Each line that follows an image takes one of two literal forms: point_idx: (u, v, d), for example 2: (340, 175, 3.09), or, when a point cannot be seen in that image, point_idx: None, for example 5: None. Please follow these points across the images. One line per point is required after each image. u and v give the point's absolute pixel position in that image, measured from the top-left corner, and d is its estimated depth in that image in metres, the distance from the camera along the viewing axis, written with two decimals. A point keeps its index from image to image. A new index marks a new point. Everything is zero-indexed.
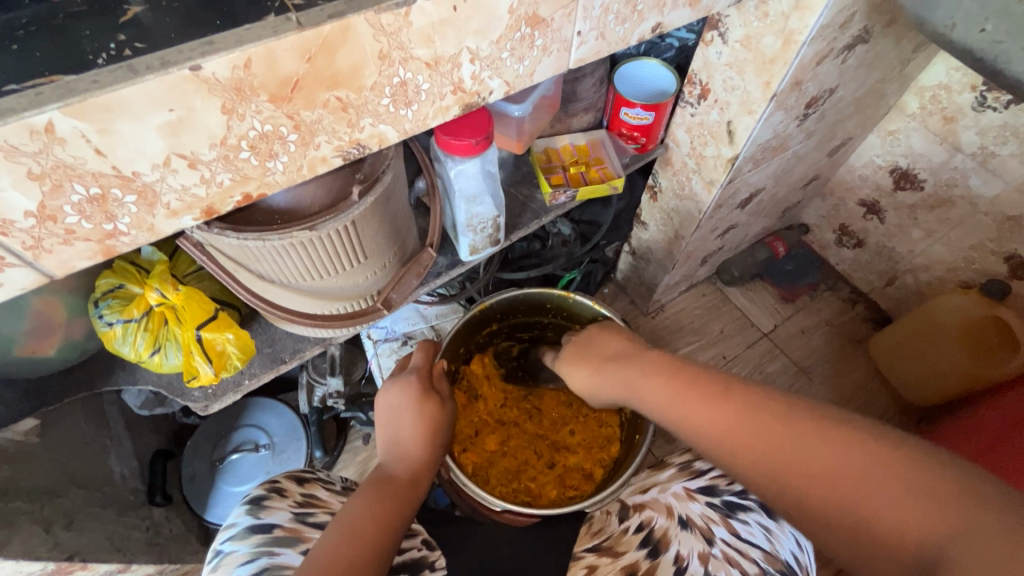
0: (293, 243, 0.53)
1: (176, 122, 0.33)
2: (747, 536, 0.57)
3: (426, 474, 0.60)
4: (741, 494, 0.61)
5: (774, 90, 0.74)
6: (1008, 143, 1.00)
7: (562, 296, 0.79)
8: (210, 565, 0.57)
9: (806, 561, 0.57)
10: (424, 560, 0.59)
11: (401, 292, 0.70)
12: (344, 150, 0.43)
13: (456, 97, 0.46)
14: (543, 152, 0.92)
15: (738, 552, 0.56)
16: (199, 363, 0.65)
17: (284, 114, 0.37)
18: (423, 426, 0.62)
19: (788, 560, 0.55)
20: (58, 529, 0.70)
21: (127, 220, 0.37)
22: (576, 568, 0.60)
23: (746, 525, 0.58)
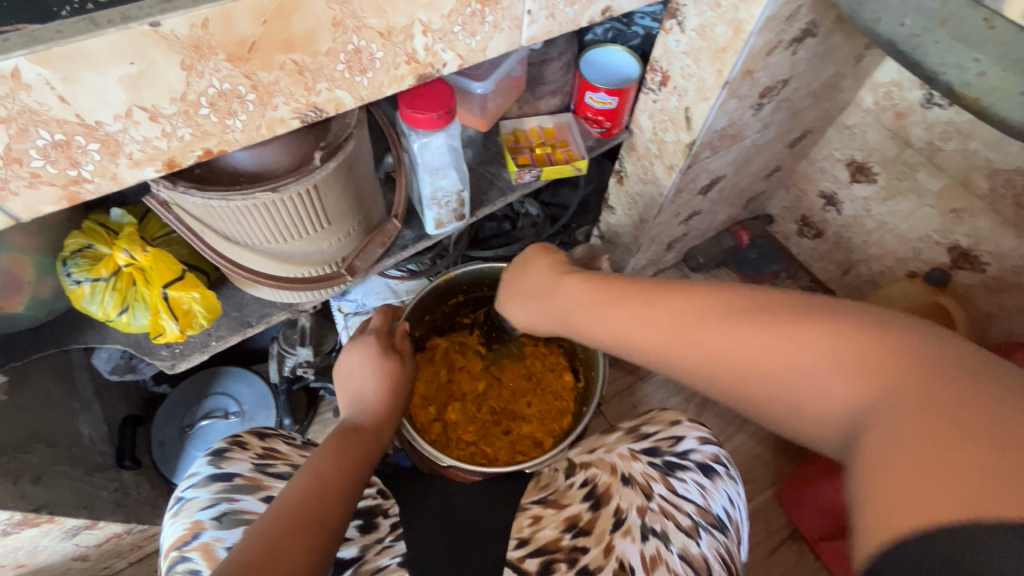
0: (257, 204, 0.56)
1: (138, 75, 0.36)
2: (682, 492, 0.63)
3: (388, 424, 0.64)
4: (681, 456, 0.67)
5: (726, 77, 0.78)
6: (952, 139, 1.05)
7: None
8: (170, 511, 0.59)
9: (733, 516, 0.65)
10: (378, 507, 0.64)
11: (366, 259, 0.73)
12: (302, 112, 0.46)
13: (411, 67, 0.48)
14: (512, 133, 0.95)
15: (674, 505, 0.62)
16: (166, 320, 0.67)
17: (242, 74, 0.40)
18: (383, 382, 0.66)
19: (719, 513, 0.63)
20: (24, 482, 0.72)
21: (90, 167, 0.39)
22: (522, 516, 0.64)
23: (683, 482, 0.64)
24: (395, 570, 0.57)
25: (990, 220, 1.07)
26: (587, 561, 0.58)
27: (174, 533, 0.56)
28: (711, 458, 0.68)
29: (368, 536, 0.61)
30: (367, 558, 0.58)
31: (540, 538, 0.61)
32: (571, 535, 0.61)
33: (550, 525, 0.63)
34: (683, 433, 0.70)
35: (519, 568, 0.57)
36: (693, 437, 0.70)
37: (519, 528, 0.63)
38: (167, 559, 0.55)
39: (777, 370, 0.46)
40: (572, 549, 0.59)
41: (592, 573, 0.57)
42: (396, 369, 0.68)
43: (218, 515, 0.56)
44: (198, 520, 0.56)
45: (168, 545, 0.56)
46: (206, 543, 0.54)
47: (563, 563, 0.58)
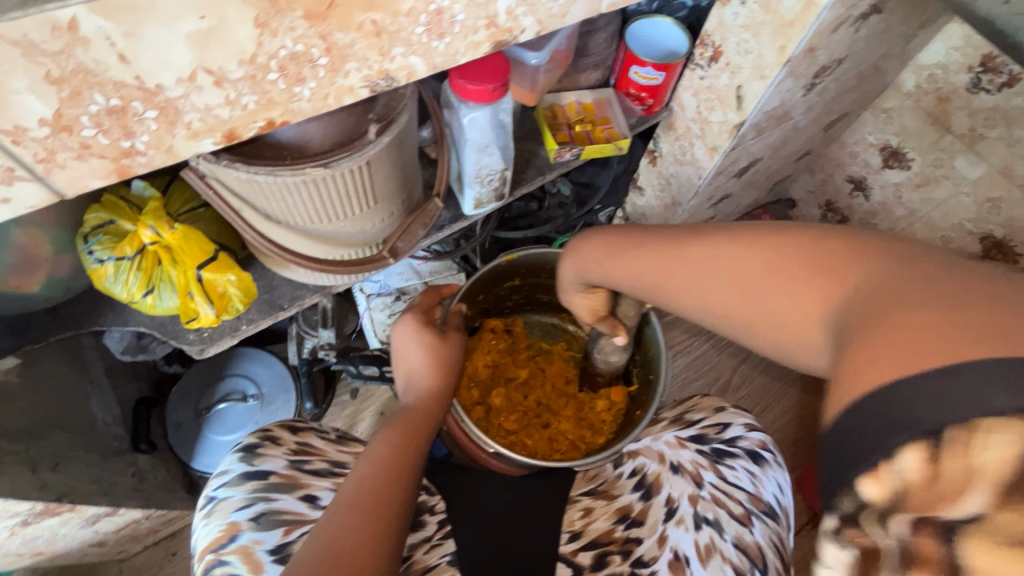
0: (305, 181, 0.51)
1: (207, 32, 0.31)
2: (733, 480, 0.58)
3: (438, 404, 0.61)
4: (728, 443, 0.62)
5: (789, 55, 0.74)
6: (996, 126, 1.02)
7: None
8: (202, 511, 0.54)
9: (785, 504, 0.59)
10: (423, 504, 0.60)
11: (408, 241, 0.69)
12: (372, 80, 0.41)
13: (489, 33, 0.44)
14: (549, 108, 0.90)
15: (725, 494, 0.57)
16: (200, 304, 0.63)
17: (318, 34, 0.35)
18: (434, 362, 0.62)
19: (770, 502, 0.58)
20: (44, 470, 0.68)
21: (145, 138, 0.35)
22: (572, 509, 0.61)
23: (733, 470, 0.59)
24: (447, 571, 0.54)
25: None
26: (642, 552, 0.55)
27: (207, 535, 0.52)
28: (760, 445, 0.62)
29: (415, 535, 0.57)
30: (417, 558, 0.55)
31: (592, 531, 0.58)
32: (625, 527, 0.58)
33: (602, 516, 0.59)
34: (728, 419, 0.65)
35: (572, 562, 0.55)
36: (740, 424, 0.64)
37: (571, 521, 0.59)
38: (200, 563, 0.51)
39: (749, 295, 0.42)
40: (626, 541, 0.56)
41: (649, 564, 0.54)
42: (448, 350, 0.64)
43: (255, 516, 0.52)
44: (234, 521, 0.52)
45: (201, 547, 0.52)
46: (244, 546, 0.50)
47: (618, 556, 0.55)
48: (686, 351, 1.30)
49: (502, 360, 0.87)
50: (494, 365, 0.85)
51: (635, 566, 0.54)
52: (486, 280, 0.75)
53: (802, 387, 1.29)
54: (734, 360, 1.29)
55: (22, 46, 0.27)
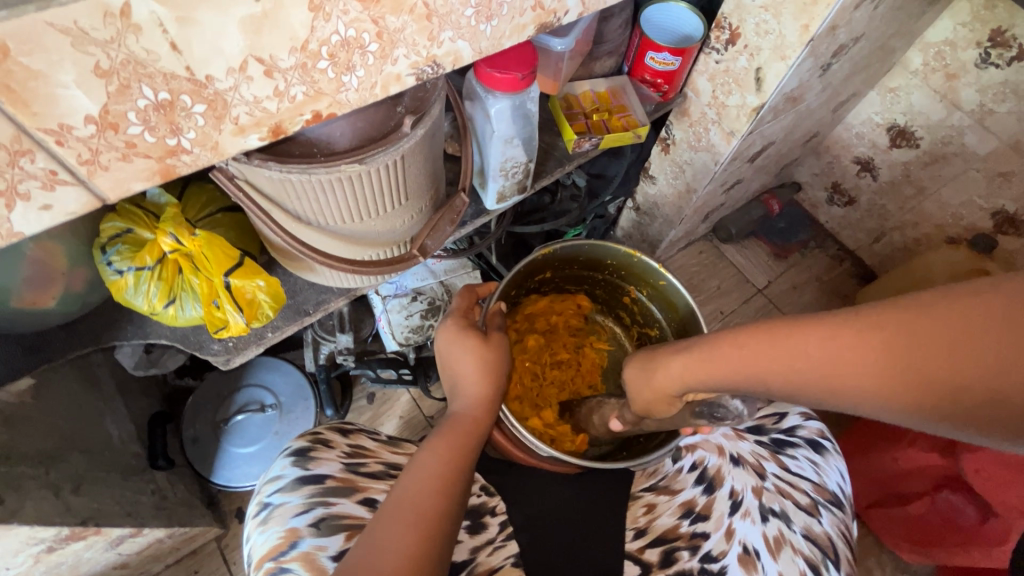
0: (340, 178, 0.49)
1: (261, 17, 0.29)
2: (797, 470, 0.62)
3: (487, 409, 0.56)
4: (789, 434, 0.67)
5: (813, 34, 0.73)
6: (1006, 101, 1.03)
7: (627, 255, 0.73)
8: (256, 518, 0.53)
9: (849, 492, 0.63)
10: (484, 506, 0.58)
11: (437, 239, 0.66)
12: (418, 68, 0.39)
13: (535, 15, 0.42)
14: (564, 99, 0.88)
15: (790, 484, 0.61)
16: (231, 312, 0.61)
17: (370, 18, 0.33)
18: (482, 363, 0.56)
19: (835, 489, 0.62)
20: (66, 493, 0.66)
21: (191, 135, 0.32)
22: (635, 507, 0.60)
23: (795, 459, 0.64)
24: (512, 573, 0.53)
25: None
26: (710, 547, 0.55)
27: (265, 543, 0.50)
28: (818, 434, 0.67)
29: (478, 538, 0.56)
30: (481, 560, 0.53)
31: (659, 527, 0.57)
32: (689, 521, 0.57)
33: (667, 512, 0.59)
34: (785, 410, 0.70)
35: (640, 560, 0.55)
36: (796, 414, 0.69)
37: (634, 518, 0.59)
38: (259, 572, 0.49)
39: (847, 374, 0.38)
40: (693, 536, 0.56)
41: (718, 558, 0.54)
42: (495, 353, 0.57)
43: (316, 521, 0.50)
44: (293, 527, 0.50)
45: (259, 557, 0.50)
46: (306, 553, 0.48)
47: (685, 552, 0.55)
48: None
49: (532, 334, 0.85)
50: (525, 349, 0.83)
51: (703, 562, 0.54)
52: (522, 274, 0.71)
53: None
54: None
55: (72, 35, 0.25)
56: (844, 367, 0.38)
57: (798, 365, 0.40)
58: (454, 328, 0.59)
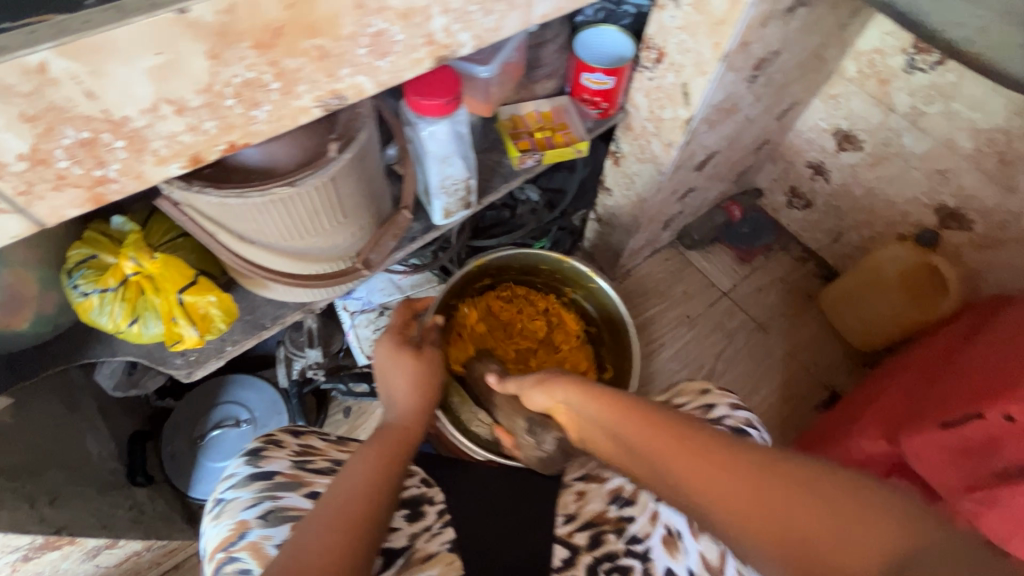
0: (273, 201, 0.54)
1: (164, 65, 0.35)
2: None
3: (421, 415, 0.61)
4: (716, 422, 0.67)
5: (724, 50, 0.79)
6: (935, 102, 1.08)
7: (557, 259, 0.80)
8: (211, 512, 0.57)
9: None
10: (423, 496, 0.61)
11: (380, 253, 0.71)
12: (324, 100, 0.45)
13: (429, 49, 0.48)
14: (509, 119, 0.94)
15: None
16: (185, 327, 0.66)
17: (267, 62, 0.39)
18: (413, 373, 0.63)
19: None
20: (42, 504, 0.70)
21: (116, 166, 0.38)
22: (567, 493, 0.63)
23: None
24: (446, 557, 0.56)
25: (975, 178, 1.09)
26: (635, 529, 0.58)
27: (217, 535, 0.55)
28: (745, 423, 0.68)
29: (416, 525, 0.58)
30: (417, 547, 0.57)
31: (587, 512, 0.61)
32: (618, 506, 0.61)
33: (596, 498, 0.62)
34: (714, 401, 0.70)
35: (569, 543, 0.58)
36: (725, 404, 0.69)
37: (565, 504, 0.62)
38: (213, 562, 0.54)
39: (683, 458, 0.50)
40: (619, 520, 0.59)
41: (642, 539, 0.58)
42: (427, 364, 0.65)
43: (264, 513, 0.55)
44: (242, 520, 0.55)
45: (212, 547, 0.55)
46: (253, 543, 0.53)
47: (612, 535, 0.58)
48: (669, 342, 1.37)
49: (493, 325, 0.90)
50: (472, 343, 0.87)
51: (629, 544, 0.57)
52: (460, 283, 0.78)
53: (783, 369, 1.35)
54: (715, 347, 1.36)
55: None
56: (697, 458, 0.49)
57: (660, 440, 0.52)
58: (389, 346, 0.66)
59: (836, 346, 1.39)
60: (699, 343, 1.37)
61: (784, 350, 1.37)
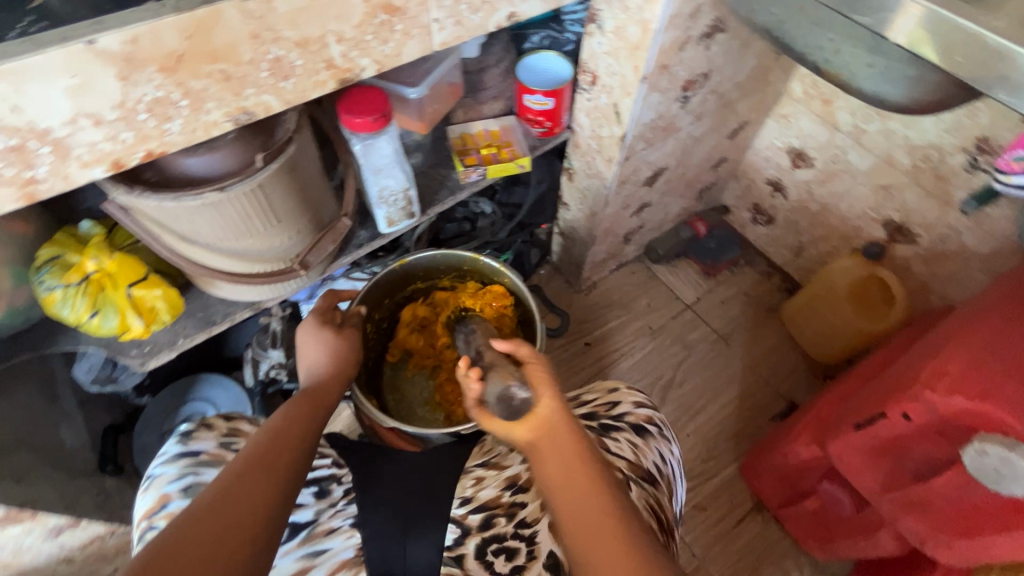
0: (206, 203, 0.62)
1: (79, 86, 0.42)
2: (615, 450, 0.66)
3: (337, 385, 0.68)
4: (616, 418, 0.71)
5: (643, 72, 0.85)
6: (873, 120, 1.12)
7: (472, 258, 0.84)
8: (142, 486, 0.63)
9: (667, 472, 0.68)
10: (333, 476, 0.68)
11: (317, 255, 0.79)
12: (234, 116, 0.52)
13: (330, 72, 0.55)
14: (460, 137, 1.02)
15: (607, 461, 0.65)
16: (132, 317, 0.74)
17: (174, 83, 0.46)
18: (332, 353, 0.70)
19: (651, 468, 0.66)
20: (7, 482, 0.77)
21: (44, 169, 0.45)
22: (465, 479, 0.67)
23: (616, 441, 0.67)
24: (346, 531, 0.61)
25: (916, 193, 1.13)
26: (525, 514, 0.62)
27: (143, 505, 0.60)
28: (645, 419, 0.71)
29: (322, 501, 0.65)
30: (320, 521, 0.63)
31: (482, 497, 0.64)
32: (511, 492, 0.64)
33: (492, 484, 0.66)
34: (619, 399, 0.74)
35: (462, 524, 0.62)
36: (629, 401, 0.74)
37: (462, 488, 0.66)
38: (137, 529, 0.60)
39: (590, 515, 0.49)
40: (511, 505, 0.63)
41: (530, 524, 0.62)
42: (345, 342, 0.72)
43: (185, 487, 0.60)
44: (166, 492, 0.60)
45: (139, 516, 0.60)
46: (172, 513, 0.59)
47: (502, 517, 0.62)
48: (630, 352, 1.40)
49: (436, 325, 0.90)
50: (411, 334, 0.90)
51: (518, 527, 0.61)
52: (384, 284, 0.83)
53: (742, 381, 1.37)
54: (676, 358, 1.40)
55: None
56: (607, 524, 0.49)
57: (582, 491, 0.51)
58: (311, 328, 0.72)
59: (797, 359, 1.41)
60: (660, 354, 1.41)
61: (744, 362, 1.40)
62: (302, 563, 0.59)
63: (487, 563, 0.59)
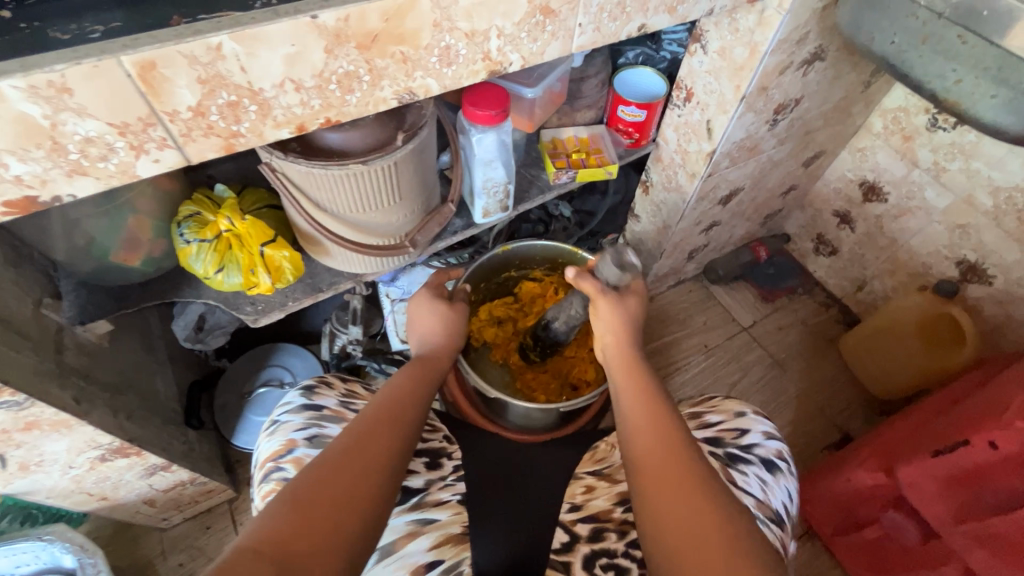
0: (348, 174, 0.68)
1: (294, 54, 0.48)
2: (744, 485, 0.68)
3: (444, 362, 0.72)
4: (745, 449, 0.72)
5: (743, 92, 0.89)
6: (956, 159, 1.13)
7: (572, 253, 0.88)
8: (266, 431, 0.68)
9: (791, 511, 0.70)
10: (443, 450, 0.72)
11: (425, 235, 0.84)
12: (400, 95, 0.58)
13: (485, 64, 0.61)
14: (550, 141, 1.07)
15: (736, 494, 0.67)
16: (261, 275, 0.80)
17: (364, 59, 0.52)
18: (446, 324, 0.75)
19: (777, 508, 0.68)
20: (121, 417, 0.83)
21: (247, 124, 0.51)
22: (576, 485, 0.70)
23: (744, 474, 0.69)
24: (454, 507, 0.66)
25: (995, 234, 1.13)
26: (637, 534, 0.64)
27: (269, 448, 0.65)
28: (774, 454, 0.72)
29: (433, 472, 0.69)
30: (431, 490, 0.67)
31: (592, 506, 0.67)
32: (622, 508, 0.67)
33: (603, 496, 0.68)
34: (748, 427, 0.75)
35: (570, 530, 0.65)
36: (757, 432, 0.74)
37: (573, 494, 0.69)
38: (262, 469, 0.64)
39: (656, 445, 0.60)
40: (622, 521, 0.65)
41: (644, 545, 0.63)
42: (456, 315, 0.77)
43: (310, 436, 0.65)
44: (292, 438, 0.65)
45: (263, 458, 0.65)
46: (298, 458, 0.63)
47: (612, 534, 0.64)
48: (684, 368, 1.42)
49: (520, 318, 0.93)
50: (496, 320, 0.92)
51: (629, 547, 0.63)
52: (487, 267, 0.89)
53: (796, 408, 1.37)
54: (730, 378, 1.41)
55: (188, 58, 0.44)
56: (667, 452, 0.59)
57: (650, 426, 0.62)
58: (427, 296, 0.78)
59: (854, 392, 1.40)
60: (715, 373, 1.42)
61: (799, 389, 1.40)
62: (412, 526, 0.63)
63: (594, 574, 0.61)
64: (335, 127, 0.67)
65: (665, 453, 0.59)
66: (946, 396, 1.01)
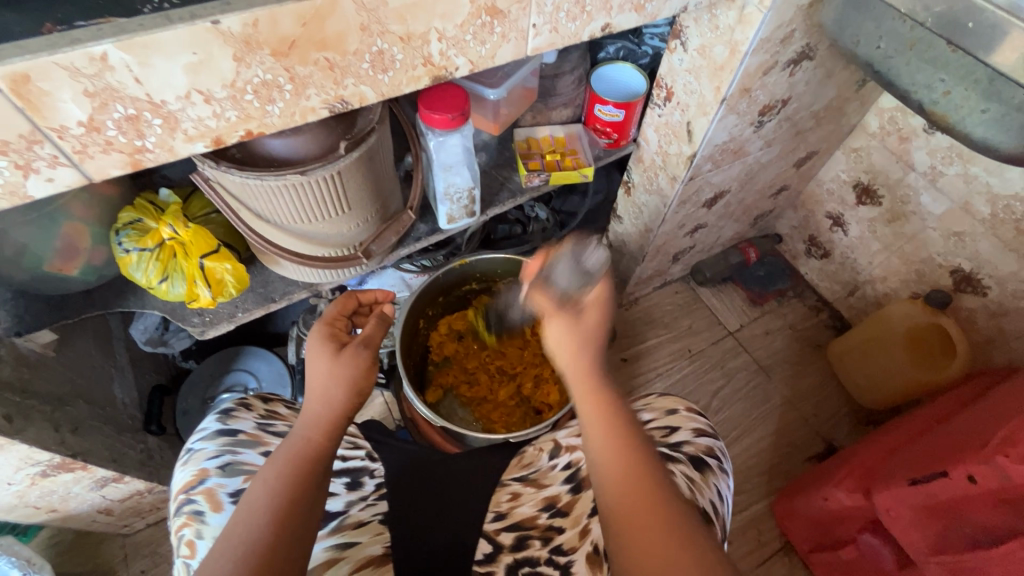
0: (286, 185, 0.63)
1: (197, 63, 0.43)
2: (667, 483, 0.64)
3: (343, 392, 0.59)
4: (673, 447, 0.68)
5: (724, 94, 0.84)
6: (953, 163, 1.07)
7: None
8: (180, 460, 0.64)
9: (722, 511, 0.65)
10: (365, 468, 0.68)
11: (380, 245, 0.80)
12: (330, 104, 0.53)
13: (427, 69, 0.56)
14: (525, 141, 1.02)
15: None
16: (201, 288, 0.77)
17: (282, 67, 0.47)
18: (337, 381, 0.59)
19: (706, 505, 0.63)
20: (66, 430, 0.79)
21: (153, 139, 0.47)
22: (501, 493, 0.66)
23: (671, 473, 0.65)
24: (375, 528, 0.62)
25: (991, 243, 1.08)
26: (561, 541, 0.62)
27: (182, 479, 0.62)
28: (704, 451, 0.69)
29: (353, 493, 0.65)
30: (350, 513, 0.63)
31: (517, 515, 0.64)
32: (548, 515, 0.64)
33: (528, 502, 0.65)
34: (678, 424, 0.72)
35: (493, 540, 0.62)
36: (688, 430, 0.71)
37: (498, 502, 0.66)
38: (174, 501, 0.61)
39: (636, 486, 0.53)
40: (547, 528, 0.63)
41: (566, 553, 0.61)
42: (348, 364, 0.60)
43: (223, 464, 0.62)
44: (204, 468, 0.61)
45: (176, 489, 0.61)
46: (209, 488, 0.60)
47: (536, 541, 0.62)
48: (666, 374, 1.38)
49: (479, 331, 0.92)
50: (458, 334, 0.93)
51: (552, 554, 0.61)
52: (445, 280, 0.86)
53: (780, 416, 1.34)
54: (712, 385, 1.37)
55: (69, 71, 0.39)
56: (649, 495, 0.53)
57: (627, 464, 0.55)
58: (320, 341, 0.63)
59: (841, 401, 1.36)
60: (697, 379, 1.38)
61: (783, 398, 1.36)
62: (330, 553, 0.59)
63: None
64: (274, 134, 0.62)
65: (643, 493, 0.53)
66: (931, 414, 0.97)
